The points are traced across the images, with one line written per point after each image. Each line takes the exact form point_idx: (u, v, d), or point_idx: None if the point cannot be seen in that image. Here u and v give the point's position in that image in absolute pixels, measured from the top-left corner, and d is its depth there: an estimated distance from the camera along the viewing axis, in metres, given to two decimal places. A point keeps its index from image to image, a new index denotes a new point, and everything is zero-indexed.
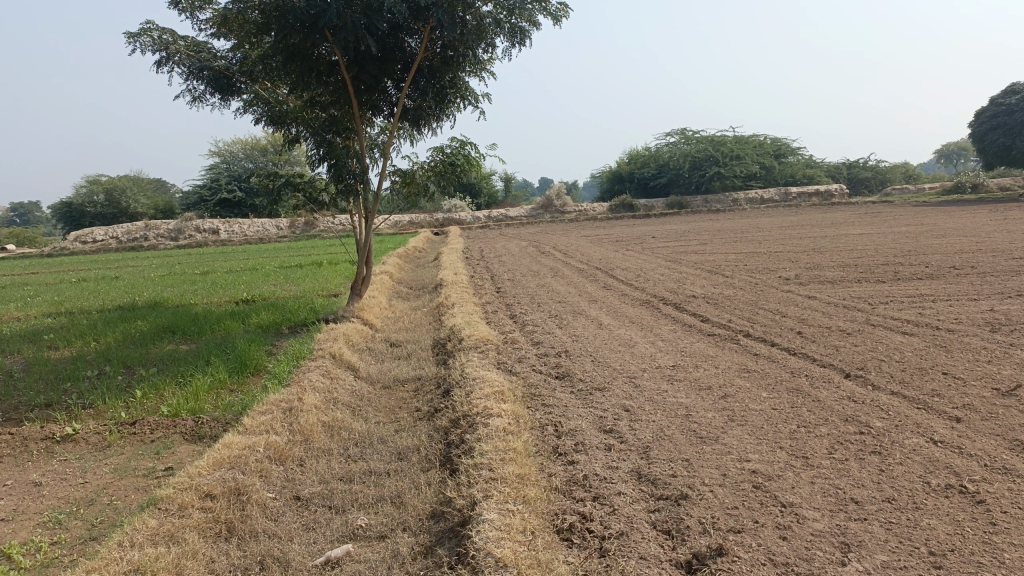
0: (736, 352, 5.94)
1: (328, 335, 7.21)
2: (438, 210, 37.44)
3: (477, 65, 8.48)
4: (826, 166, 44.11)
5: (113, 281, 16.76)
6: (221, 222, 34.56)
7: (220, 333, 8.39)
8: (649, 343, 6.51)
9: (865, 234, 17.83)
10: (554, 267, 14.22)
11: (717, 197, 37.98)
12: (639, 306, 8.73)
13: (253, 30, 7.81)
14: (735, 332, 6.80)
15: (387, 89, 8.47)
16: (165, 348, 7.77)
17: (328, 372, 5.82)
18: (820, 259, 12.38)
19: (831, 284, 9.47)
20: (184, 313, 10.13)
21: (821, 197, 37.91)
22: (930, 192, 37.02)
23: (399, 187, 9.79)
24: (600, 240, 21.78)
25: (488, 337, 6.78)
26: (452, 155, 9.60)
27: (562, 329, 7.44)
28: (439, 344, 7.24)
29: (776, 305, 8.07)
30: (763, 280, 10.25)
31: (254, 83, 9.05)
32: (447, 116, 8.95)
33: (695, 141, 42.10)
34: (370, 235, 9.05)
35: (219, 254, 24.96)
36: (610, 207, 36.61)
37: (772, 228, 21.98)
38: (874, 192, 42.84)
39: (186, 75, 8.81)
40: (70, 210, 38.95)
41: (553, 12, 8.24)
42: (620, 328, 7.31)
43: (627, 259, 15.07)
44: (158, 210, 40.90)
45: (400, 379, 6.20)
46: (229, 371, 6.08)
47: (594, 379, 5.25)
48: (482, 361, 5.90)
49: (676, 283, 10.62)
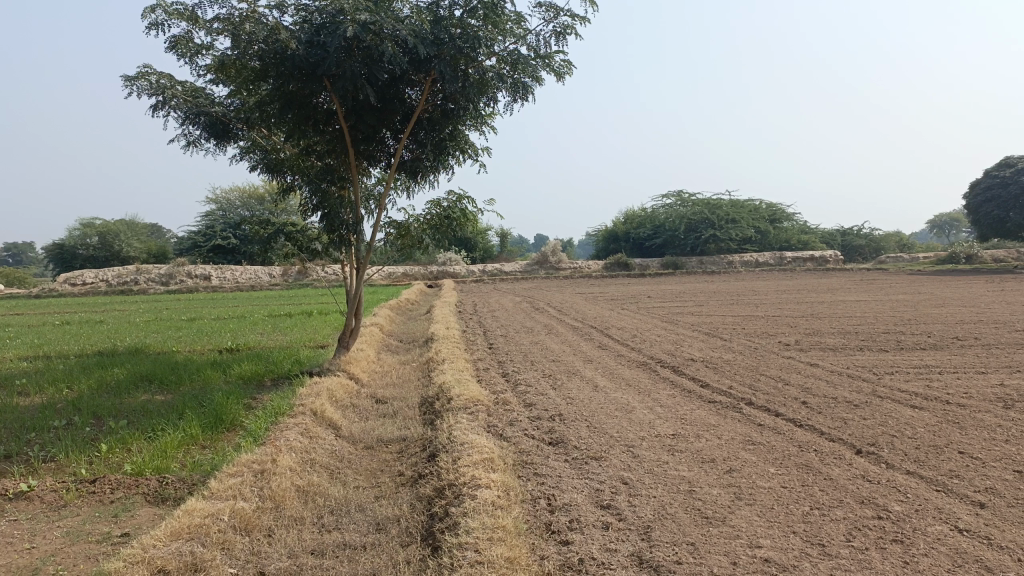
0: (739, 422, 5.64)
1: (310, 390, 6.88)
2: (433, 262, 37.34)
3: (477, 119, 8.37)
4: (821, 232, 44.37)
5: (97, 325, 16.41)
6: (213, 269, 34.34)
7: (199, 384, 8.05)
8: (647, 409, 6.21)
9: (863, 301, 17.70)
10: (548, 325, 13.96)
11: (712, 259, 38.03)
12: (636, 368, 8.45)
13: (251, 77, 7.65)
14: (737, 399, 6.51)
15: (384, 140, 8.34)
16: (140, 398, 7.42)
17: (307, 431, 5.49)
18: (819, 326, 12.17)
19: (833, 352, 9.21)
20: (165, 361, 9.79)
21: (816, 263, 38.00)
22: (925, 261, 37.15)
23: (393, 238, 9.59)
24: (595, 299, 21.58)
25: (478, 397, 6.47)
26: (449, 208, 9.44)
27: (556, 390, 7.14)
28: (427, 402, 6.92)
29: (777, 372, 7.79)
30: (762, 345, 10.00)
31: (250, 130, 8.92)
32: (445, 168, 8.80)
33: (691, 203, 42.40)
34: (361, 286, 8.80)
35: (210, 300, 24.68)
36: (605, 266, 36.60)
37: (768, 291, 21.86)
38: (868, 259, 43.03)
39: (181, 120, 8.68)
40: (62, 252, 38.73)
41: (556, 69, 8.17)
42: (616, 392, 7.02)
43: (622, 318, 14.84)
44: (152, 255, 40.72)
45: (384, 439, 5.86)
46: (203, 426, 5.74)
47: (589, 447, 4.94)
48: (472, 423, 5.58)
49: (673, 345, 10.36)
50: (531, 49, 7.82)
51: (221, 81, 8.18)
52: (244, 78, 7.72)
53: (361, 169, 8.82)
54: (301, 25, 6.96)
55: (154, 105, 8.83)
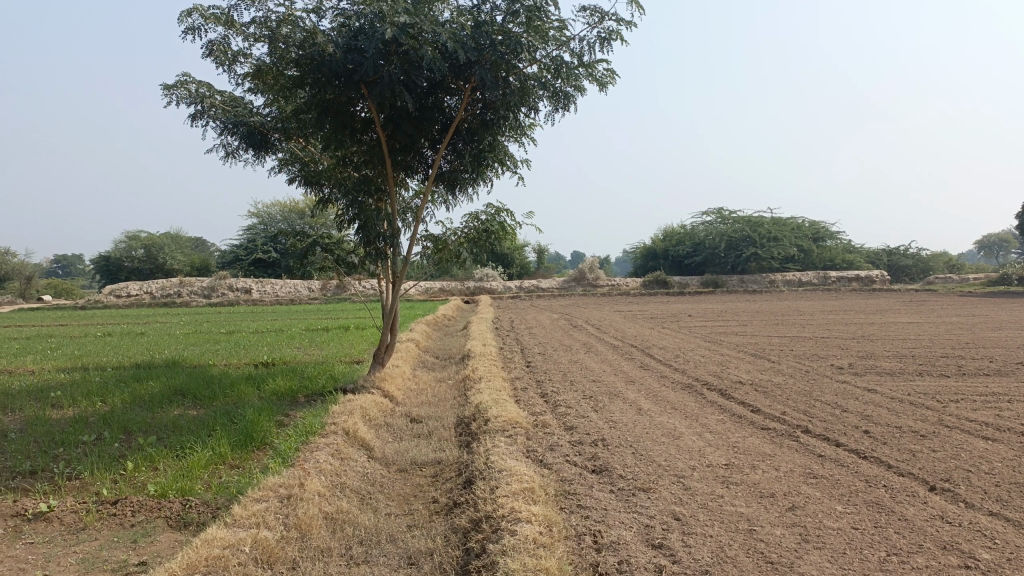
0: (797, 452, 5.25)
1: (343, 408, 6.65)
2: (470, 278, 37.22)
3: (517, 129, 8.14)
4: (866, 252, 43.29)
5: (137, 337, 16.49)
6: (253, 282, 34.70)
7: (232, 399, 7.89)
8: (695, 435, 5.85)
9: (916, 323, 17.02)
10: (587, 343, 13.62)
11: (753, 278, 37.28)
12: (681, 390, 8.08)
13: (287, 84, 7.57)
14: (792, 427, 6.11)
15: (423, 150, 8.15)
16: (172, 413, 7.27)
17: (338, 452, 5.24)
18: (872, 348, 11.64)
19: (889, 377, 8.72)
20: (200, 374, 9.68)
21: (862, 283, 37.01)
22: (977, 282, 35.96)
23: (430, 252, 9.38)
24: (634, 317, 21.14)
25: (516, 419, 6.17)
26: (487, 222, 9.20)
27: (598, 413, 6.81)
28: (463, 423, 6.64)
29: (832, 398, 7.36)
30: (814, 368, 9.53)
31: (288, 140, 8.82)
32: (485, 180, 8.57)
33: (732, 221, 41.71)
34: (397, 301, 8.60)
35: (249, 313, 24.83)
36: (644, 283, 36.14)
37: (813, 312, 21.23)
38: (916, 280, 41.83)
39: (219, 129, 8.63)
40: (107, 264, 39.48)
41: (599, 78, 7.92)
42: (662, 415, 6.66)
43: (664, 338, 14.43)
44: (194, 268, 41.30)
45: (418, 462, 5.58)
46: (232, 444, 5.54)
47: (636, 476, 4.61)
48: (510, 447, 5.29)
49: (719, 366, 9.95)
50: (575, 56, 7.58)
51: (259, 90, 8.09)
52: (281, 85, 7.61)
53: (398, 180, 8.64)
54: (340, 30, 6.82)
55: (194, 115, 8.81)
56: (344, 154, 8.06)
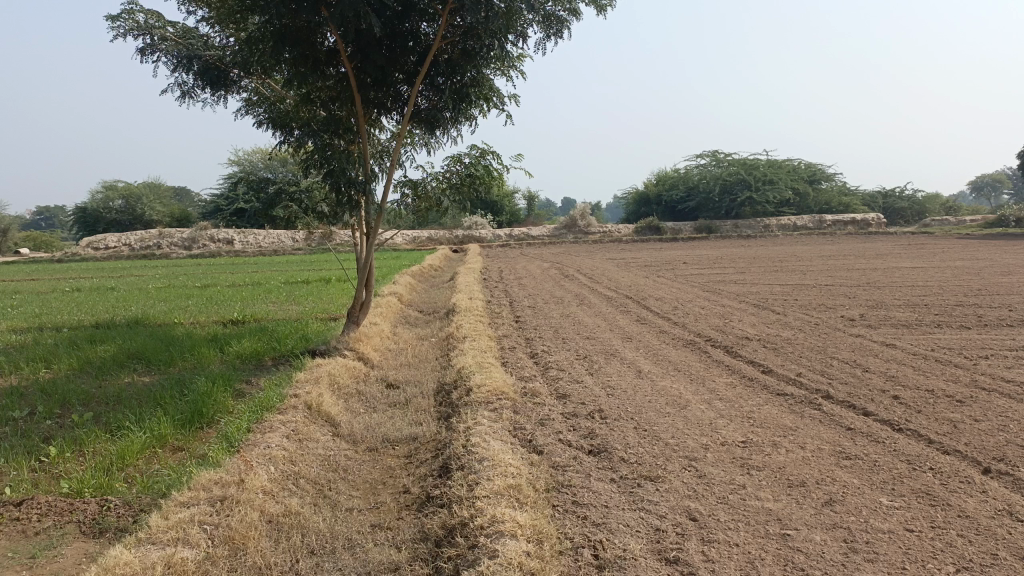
0: (822, 425, 4.61)
1: (309, 376, 5.96)
2: (458, 226, 36.30)
3: (502, 61, 7.29)
4: (862, 195, 42.54)
5: (107, 292, 15.68)
6: (236, 233, 33.77)
7: (191, 364, 7.18)
8: (704, 403, 5.19)
9: (921, 268, 16.38)
10: (579, 294, 12.93)
11: (747, 223, 36.58)
12: (683, 347, 7.41)
13: (237, 10, 6.64)
14: (812, 392, 5.45)
15: (396, 85, 7.27)
16: (120, 382, 6.56)
17: (295, 432, 4.56)
18: (882, 297, 10.99)
19: (906, 330, 8.08)
20: (161, 335, 8.93)
21: (858, 226, 36.38)
22: (973, 224, 35.35)
23: (409, 200, 8.57)
24: (628, 265, 20.44)
25: (502, 387, 5.48)
26: (471, 165, 8.36)
27: (594, 376, 6.14)
28: (444, 391, 5.96)
29: (850, 356, 6.71)
30: (823, 320, 8.89)
31: (250, 77, 7.93)
32: (467, 120, 7.70)
33: (726, 164, 40.72)
34: (372, 254, 7.82)
35: (232, 265, 24.08)
36: (636, 229, 35.36)
37: (812, 257, 20.57)
38: (911, 223, 41.26)
39: (172, 66, 7.74)
40: (85, 216, 38.34)
41: (596, 1, 7.04)
42: (664, 379, 6.00)
43: (660, 287, 13.76)
44: (175, 219, 40.18)
45: (390, 439, 4.91)
46: (176, 424, 4.84)
47: (640, 459, 3.94)
48: (495, 423, 4.61)
49: (721, 319, 9.28)
50: None
51: (209, 19, 7.17)
52: (229, 10, 6.69)
53: (371, 120, 7.77)
54: None
55: (142, 50, 7.90)
56: (308, 90, 7.18)
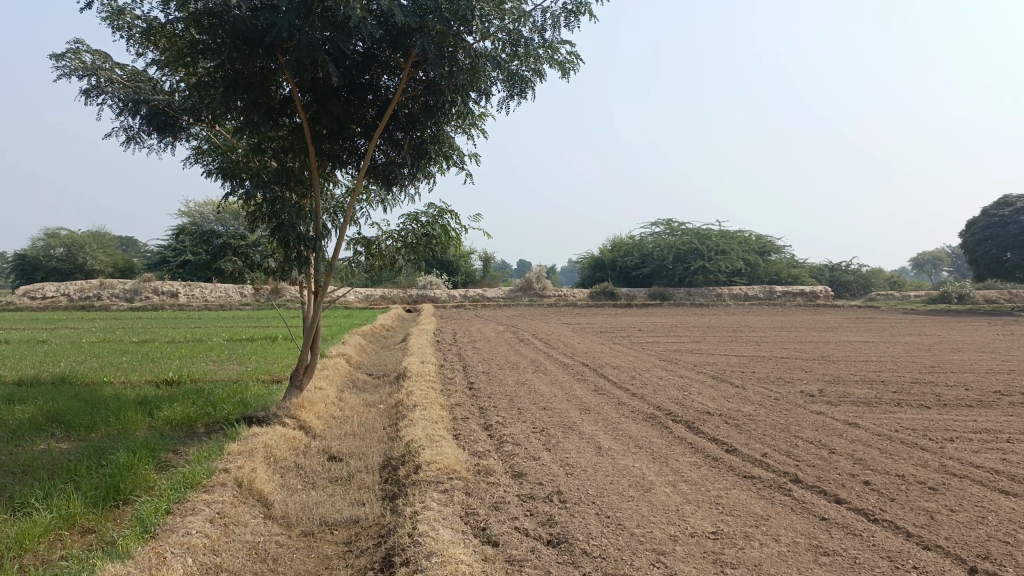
0: (795, 515, 4.34)
1: (243, 448, 5.49)
2: (412, 285, 35.90)
3: (464, 118, 7.13)
4: (810, 267, 43.53)
5: (37, 345, 14.84)
6: (183, 285, 32.83)
7: (116, 431, 6.62)
8: (669, 486, 4.88)
9: (872, 342, 16.53)
10: (535, 360, 12.61)
11: (700, 291, 36.99)
12: (643, 421, 7.13)
13: (187, 53, 6.36)
14: (779, 475, 5.19)
15: (354, 139, 7.03)
16: (33, 449, 5.98)
17: (221, 515, 4.10)
18: (839, 372, 10.92)
19: (867, 408, 7.94)
20: (87, 396, 8.30)
21: (807, 298, 37.07)
22: (916, 300, 36.30)
23: (361, 257, 8.24)
24: (583, 330, 20.24)
25: (454, 464, 5.10)
26: (428, 225, 8.11)
27: (551, 452, 5.79)
28: (390, 466, 5.55)
29: (815, 436, 6.49)
30: (783, 395, 8.72)
31: (200, 125, 7.61)
32: (425, 176, 7.47)
33: (680, 233, 41.35)
34: (320, 314, 7.44)
35: (175, 319, 23.24)
36: (591, 294, 35.43)
37: (765, 328, 20.68)
38: (857, 296, 42.25)
39: (117, 109, 7.39)
40: (23, 263, 36.94)
41: (561, 62, 6.96)
42: (625, 457, 5.69)
43: (617, 355, 13.54)
44: (119, 269, 38.97)
45: (328, 522, 4.47)
46: (87, 502, 4.33)
47: (604, 552, 3.60)
48: (445, 507, 4.22)
49: (680, 391, 9.04)
50: (536, 32, 6.60)
51: (158, 62, 6.88)
52: (179, 52, 6.40)
53: (325, 173, 7.48)
54: None
55: (87, 91, 7.53)
56: (259, 139, 6.89)
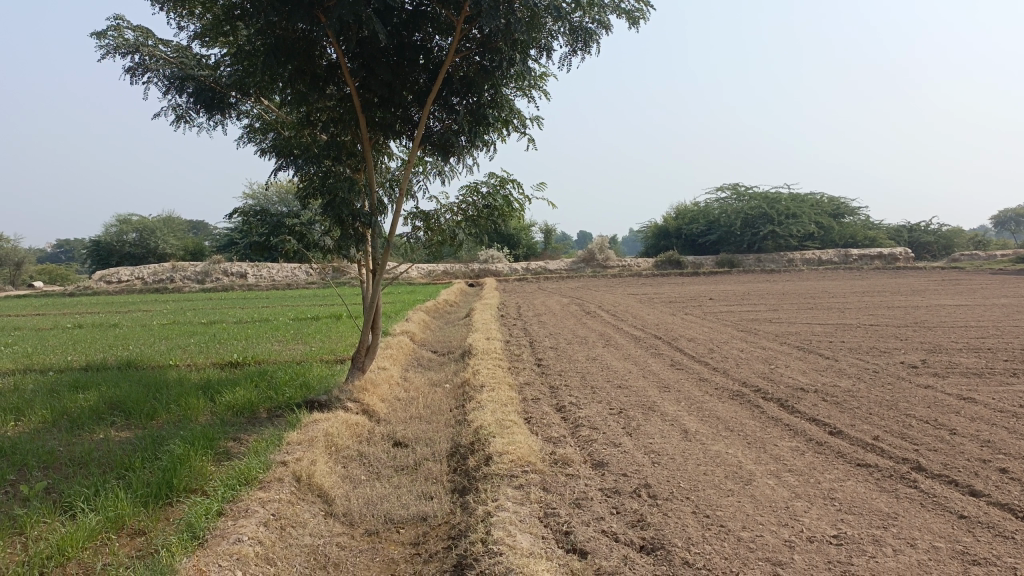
0: (928, 511, 3.73)
1: (302, 437, 5.16)
2: (474, 259, 35.59)
3: (523, 78, 6.58)
4: (887, 229, 41.54)
5: (108, 329, 15.01)
6: (250, 266, 33.33)
7: (175, 418, 6.40)
8: (772, 477, 4.33)
9: (966, 305, 15.41)
10: (604, 334, 12.05)
11: (770, 257, 35.69)
12: (729, 400, 6.55)
13: (225, 21, 5.96)
14: (898, 463, 4.56)
15: (407, 106, 6.55)
16: (92, 439, 5.77)
17: (277, 516, 3.75)
18: (937, 340, 10.06)
19: (980, 380, 7.17)
20: (149, 381, 8.15)
21: (885, 261, 35.38)
22: (1005, 259, 34.20)
23: (420, 233, 7.81)
24: (651, 301, 19.54)
25: (528, 454, 4.64)
26: (489, 196, 7.61)
27: (633, 437, 5.27)
28: (459, 455, 5.13)
29: (928, 414, 5.81)
30: (881, 368, 7.98)
31: (248, 99, 7.26)
32: (484, 145, 6.95)
33: (748, 198, 39.87)
34: (379, 292, 7.04)
35: (241, 300, 23.43)
36: (656, 263, 34.54)
37: (845, 294, 19.60)
38: (938, 258, 40.16)
39: (163, 87, 7.09)
40: (98, 249, 38.04)
41: (629, 12, 6.32)
42: (717, 441, 5.14)
43: (691, 326, 12.89)
44: (188, 252, 39.86)
45: (394, 520, 4.07)
46: (136, 502, 4.04)
47: (709, 561, 3.09)
48: (522, 506, 3.77)
49: (765, 365, 8.39)
50: None
51: (199, 34, 6.53)
52: (218, 20, 6.02)
53: (378, 144, 7.04)
54: None
55: (132, 71, 7.25)
56: (308, 111, 6.49)
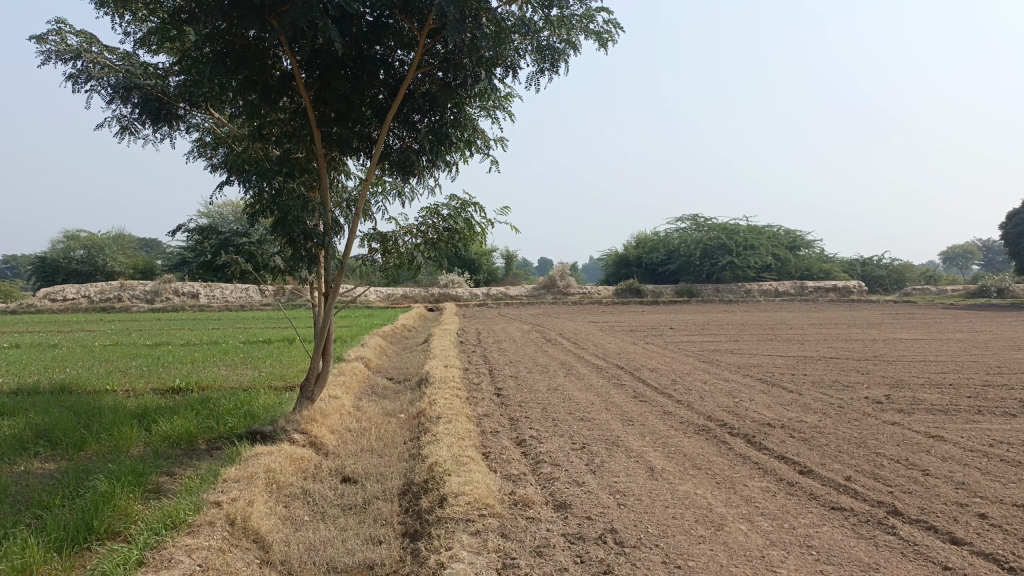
0: (912, 562, 3.50)
1: (242, 474, 4.76)
2: (434, 284, 35.19)
3: (488, 96, 6.36)
4: (841, 262, 42.30)
5: (45, 350, 14.27)
6: (202, 286, 32.48)
7: (106, 448, 5.93)
8: (744, 521, 4.08)
9: (921, 339, 15.53)
10: (565, 362, 11.80)
11: (728, 287, 36.02)
12: (695, 435, 6.31)
13: (172, 25, 5.62)
14: (873, 506, 4.35)
15: (365, 122, 6.26)
16: (10, 472, 5.28)
17: (204, 566, 3.37)
18: (898, 374, 10.02)
19: (945, 416, 7.06)
20: (82, 407, 7.62)
21: (839, 293, 35.95)
22: (955, 294, 34.99)
23: (377, 255, 7.48)
24: (612, 329, 19.39)
25: (486, 494, 4.32)
26: (450, 218, 7.33)
27: (597, 475, 4.99)
28: (411, 494, 4.78)
29: (898, 453, 5.64)
30: (846, 402, 7.85)
31: (197, 111, 6.90)
32: (446, 165, 6.69)
33: (707, 228, 40.27)
34: (331, 316, 6.68)
35: (191, 321, 22.63)
36: (616, 291, 34.55)
37: (803, 326, 19.67)
38: (890, 291, 40.98)
39: (108, 96, 6.69)
40: (43, 266, 36.72)
41: (599, 32, 6.16)
42: (685, 481, 4.88)
43: (652, 356, 12.71)
44: (139, 271, 38.73)
45: (338, 567, 3.71)
46: (47, 547, 3.61)
47: None
48: (478, 556, 3.45)
49: (729, 398, 8.20)
50: None
51: (147, 41, 6.17)
52: (165, 25, 5.69)
53: (334, 161, 6.72)
54: None
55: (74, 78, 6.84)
56: (259, 124, 6.14)
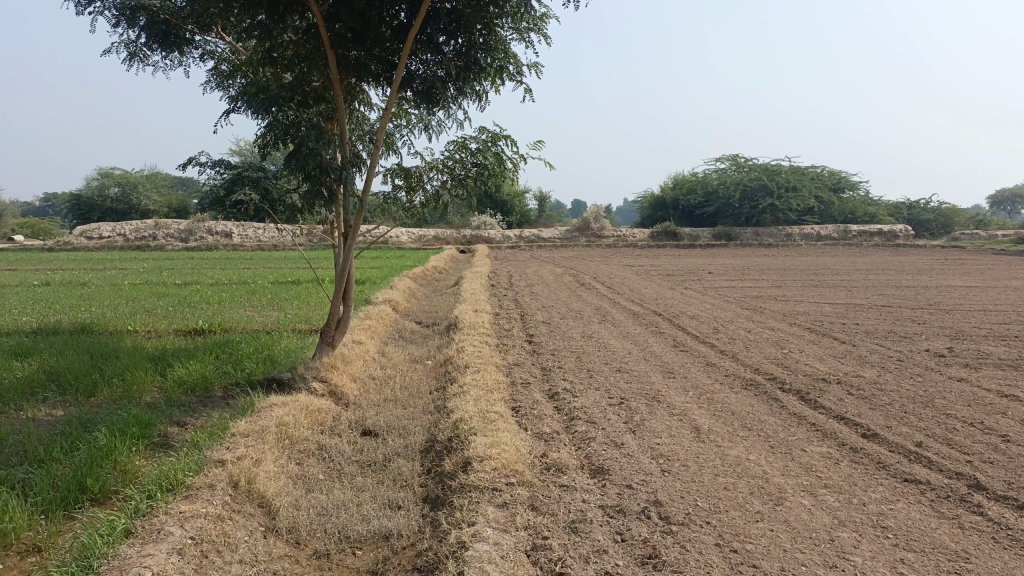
0: (1008, 553, 3.01)
1: (252, 428, 4.40)
2: (466, 226, 34.68)
3: (520, 16, 5.73)
4: (887, 205, 40.81)
5: (75, 288, 14.17)
6: (234, 225, 32.39)
7: (117, 394, 5.63)
8: (806, 494, 3.61)
9: (977, 287, 14.72)
10: (601, 307, 11.31)
11: (768, 231, 34.95)
12: (743, 390, 5.82)
13: None
14: (952, 479, 3.85)
15: (385, 44, 5.70)
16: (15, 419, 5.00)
17: (199, 539, 3.01)
18: (958, 324, 9.37)
19: (1018, 373, 6.47)
20: (99, 348, 7.35)
21: (884, 238, 34.70)
22: (1006, 239, 33.55)
23: (402, 193, 6.98)
24: (648, 273, 18.80)
25: (515, 457, 3.90)
26: (479, 153, 6.78)
27: (637, 435, 4.55)
28: (435, 453, 4.39)
29: (971, 414, 5.10)
30: (906, 355, 7.27)
31: (207, 34, 6.38)
32: (474, 93, 6.11)
33: (747, 169, 38.98)
34: (351, 258, 6.26)
35: (222, 260, 22.51)
36: (652, 235, 33.71)
37: (849, 271, 18.86)
38: (937, 236, 39.50)
39: (113, 19, 6.19)
40: (79, 203, 36.91)
41: None
42: (735, 444, 4.42)
43: (693, 301, 12.17)
44: (172, 209, 38.78)
45: (350, 538, 3.34)
46: (31, 511, 3.27)
47: None
48: (505, 535, 3.03)
49: (778, 349, 7.66)
50: None
51: None
52: None
53: (353, 89, 6.19)
54: None
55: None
56: (268, 45, 5.62)
